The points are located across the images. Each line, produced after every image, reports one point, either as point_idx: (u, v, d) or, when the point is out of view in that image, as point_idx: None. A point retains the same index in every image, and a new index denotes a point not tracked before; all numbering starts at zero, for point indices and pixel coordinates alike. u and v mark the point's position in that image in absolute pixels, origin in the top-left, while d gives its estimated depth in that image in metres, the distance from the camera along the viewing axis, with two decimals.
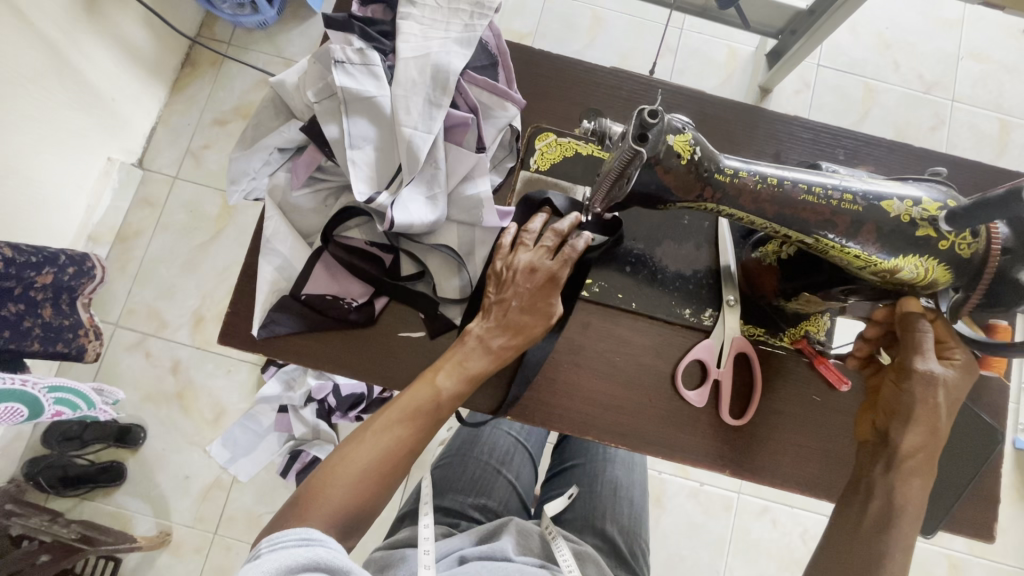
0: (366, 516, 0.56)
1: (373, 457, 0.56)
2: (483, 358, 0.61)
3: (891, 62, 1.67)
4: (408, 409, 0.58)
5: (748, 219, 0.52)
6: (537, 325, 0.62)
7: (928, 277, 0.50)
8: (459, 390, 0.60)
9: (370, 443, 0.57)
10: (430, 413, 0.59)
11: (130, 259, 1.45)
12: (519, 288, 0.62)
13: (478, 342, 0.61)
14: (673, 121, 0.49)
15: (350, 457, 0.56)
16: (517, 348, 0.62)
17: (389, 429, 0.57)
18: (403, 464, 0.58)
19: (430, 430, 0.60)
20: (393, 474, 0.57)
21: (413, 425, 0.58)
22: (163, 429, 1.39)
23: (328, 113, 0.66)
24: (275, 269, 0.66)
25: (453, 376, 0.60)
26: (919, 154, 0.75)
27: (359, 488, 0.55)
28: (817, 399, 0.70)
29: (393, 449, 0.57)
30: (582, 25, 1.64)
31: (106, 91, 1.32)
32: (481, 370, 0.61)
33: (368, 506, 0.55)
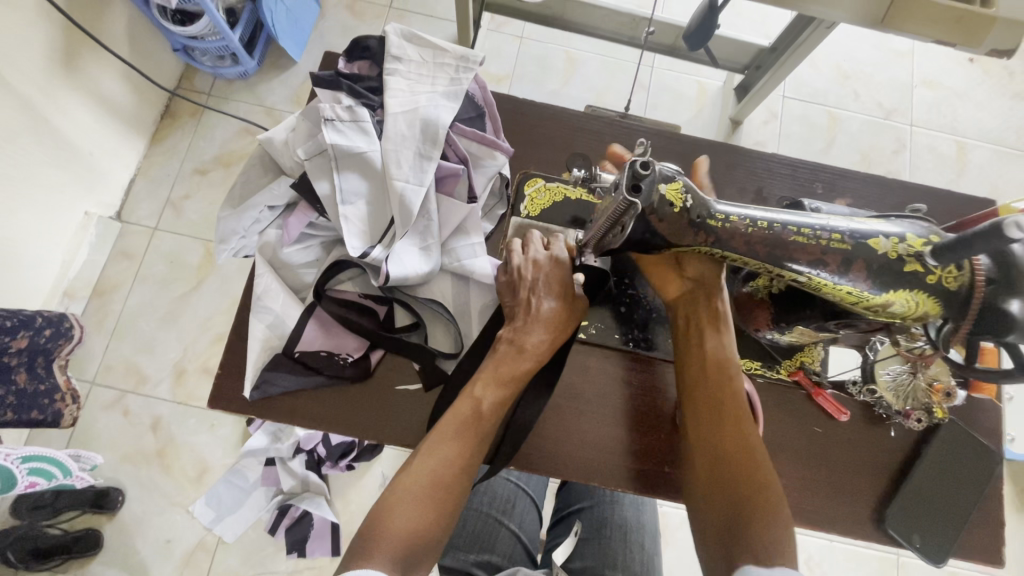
0: (433, 545, 0.53)
1: (430, 481, 0.54)
2: (523, 361, 0.62)
3: (851, 91, 1.76)
4: (454, 426, 0.57)
5: (740, 260, 0.53)
6: (565, 323, 0.65)
7: (919, 310, 0.50)
8: (501, 395, 0.60)
9: (422, 468, 0.55)
10: (479, 425, 0.58)
11: (108, 314, 1.41)
12: (545, 290, 0.64)
13: (515, 347, 0.62)
14: (664, 169, 0.50)
15: (405, 484, 0.54)
16: (553, 340, 0.64)
17: (439, 446, 0.56)
18: (461, 483, 0.55)
19: (481, 443, 0.58)
20: (452, 495, 0.55)
21: (464, 442, 0.57)
22: (143, 491, 1.32)
23: (317, 170, 0.66)
24: (267, 326, 0.65)
25: (495, 382, 0.60)
26: (889, 184, 0.78)
27: (422, 515, 0.53)
28: (818, 430, 0.70)
29: (448, 470, 0.55)
30: (557, 66, 1.71)
31: (84, 147, 1.31)
32: (521, 375, 0.61)
33: (435, 534, 0.53)
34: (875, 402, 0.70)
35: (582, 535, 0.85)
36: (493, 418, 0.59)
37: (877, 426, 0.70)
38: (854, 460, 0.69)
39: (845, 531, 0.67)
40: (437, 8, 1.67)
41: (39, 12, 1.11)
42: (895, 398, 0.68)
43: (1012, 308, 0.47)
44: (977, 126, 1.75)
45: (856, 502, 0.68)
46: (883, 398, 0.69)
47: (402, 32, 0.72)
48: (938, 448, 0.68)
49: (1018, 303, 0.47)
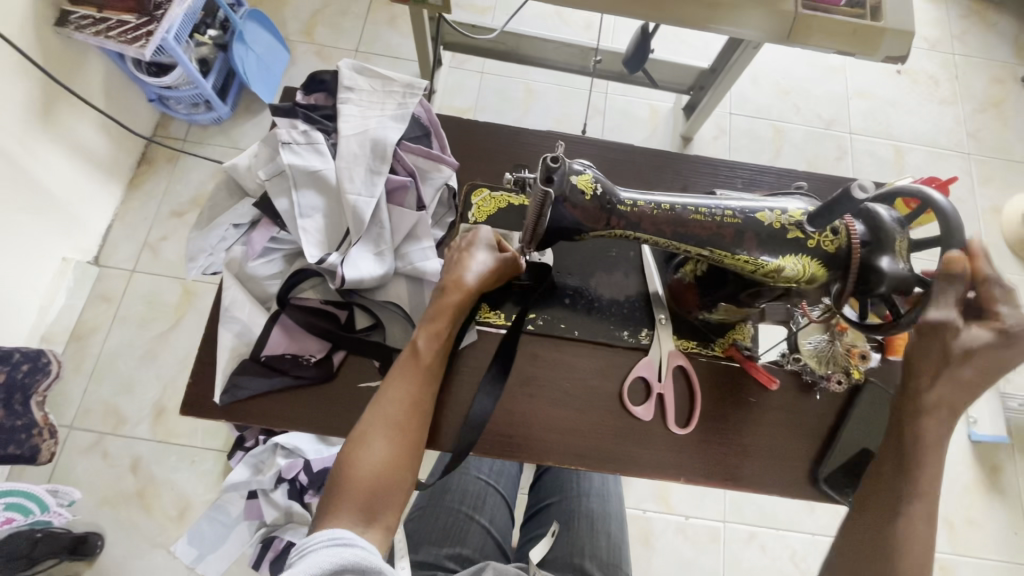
0: (399, 481, 0.58)
1: (382, 424, 0.59)
2: (450, 297, 0.66)
3: (792, 105, 1.89)
4: (398, 375, 0.63)
5: (652, 240, 0.60)
6: (495, 264, 0.69)
7: (807, 272, 0.58)
8: (436, 339, 0.65)
9: (372, 417, 0.60)
10: (417, 365, 0.63)
11: (86, 357, 1.44)
12: (470, 240, 0.70)
13: (444, 287, 0.67)
14: (575, 164, 0.57)
15: (360, 433, 0.59)
16: (480, 285, 0.68)
17: (386, 394, 0.61)
18: (411, 423, 0.61)
19: (425, 384, 0.63)
20: (406, 437, 0.60)
21: (410, 388, 0.62)
22: (124, 533, 1.32)
23: (278, 190, 0.73)
24: (235, 335, 0.70)
25: (428, 323, 0.65)
26: (802, 176, 0.86)
27: (382, 455, 0.58)
28: (753, 400, 0.75)
29: (396, 414, 0.60)
30: (517, 97, 1.82)
31: (62, 194, 1.37)
32: (452, 311, 0.66)
33: (400, 469, 0.58)
34: (802, 370, 0.76)
35: (558, 530, 0.87)
36: (431, 358, 0.64)
37: (806, 393, 0.76)
38: (789, 425, 0.74)
39: (784, 492, 0.72)
40: (401, 50, 1.78)
41: (18, 69, 1.19)
42: (817, 362, 0.75)
43: (882, 264, 0.54)
44: (911, 130, 1.89)
45: (793, 464, 0.73)
46: (807, 364, 0.75)
47: (354, 66, 0.80)
48: (864, 408, 0.74)
49: (888, 259, 0.54)
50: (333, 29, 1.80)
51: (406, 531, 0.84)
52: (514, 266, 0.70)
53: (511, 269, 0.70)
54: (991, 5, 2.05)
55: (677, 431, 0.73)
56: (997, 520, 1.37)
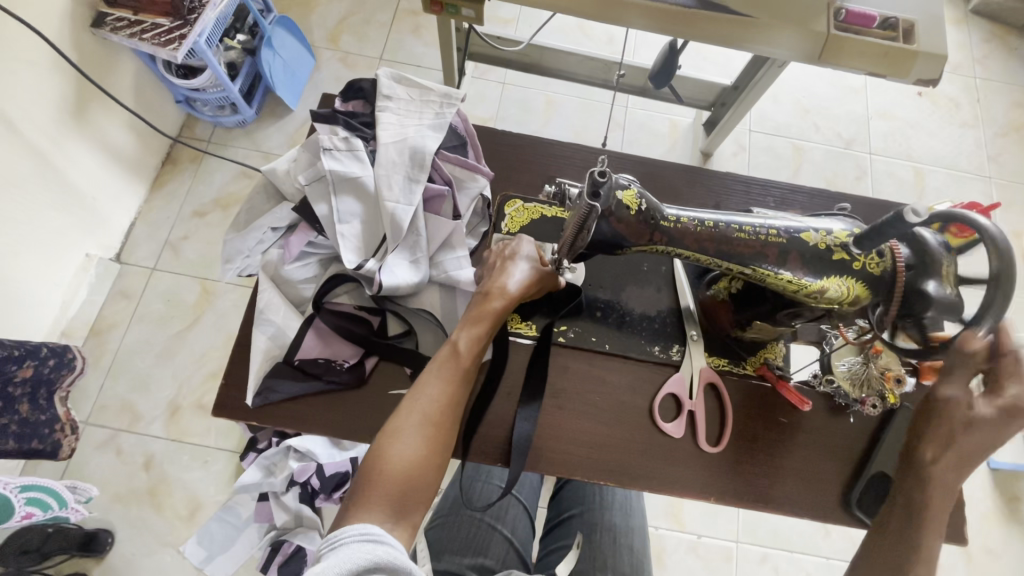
0: (428, 479, 0.57)
1: (418, 420, 0.59)
2: (492, 300, 0.66)
3: (812, 124, 1.89)
4: (435, 370, 0.62)
5: (694, 256, 0.61)
6: (537, 274, 0.69)
7: (851, 294, 0.58)
8: (476, 339, 0.64)
9: (407, 412, 0.59)
10: (457, 365, 0.63)
11: (104, 353, 1.45)
12: (518, 250, 0.70)
13: (487, 291, 0.67)
14: (620, 179, 0.58)
15: (394, 427, 0.58)
16: (523, 293, 0.68)
17: (423, 388, 0.61)
18: (445, 421, 0.60)
19: (462, 382, 0.63)
20: (440, 434, 0.59)
21: (446, 385, 0.61)
22: (134, 531, 1.32)
23: (317, 194, 0.73)
24: (269, 338, 0.70)
25: (469, 323, 0.65)
26: (835, 196, 0.86)
27: (416, 452, 0.57)
28: (785, 420, 0.75)
29: (432, 410, 0.60)
30: (537, 108, 1.83)
31: (88, 192, 1.39)
32: (493, 316, 0.66)
33: (430, 469, 0.58)
34: (834, 392, 0.75)
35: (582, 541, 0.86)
36: (470, 359, 0.64)
37: (838, 415, 0.75)
38: (821, 448, 0.74)
39: (814, 516, 0.71)
40: (424, 60, 1.80)
41: (53, 69, 1.21)
42: (850, 386, 0.73)
43: (928, 288, 0.54)
44: (932, 152, 1.88)
45: (825, 487, 0.72)
46: (840, 387, 0.74)
47: (392, 75, 0.81)
48: (899, 434, 0.73)
49: (933, 284, 0.54)
50: (358, 37, 1.82)
51: (427, 539, 0.84)
52: (549, 279, 0.70)
53: (552, 284, 0.71)
54: (1013, 31, 2.05)
55: (708, 448, 0.72)
56: (1014, 549, 1.35)
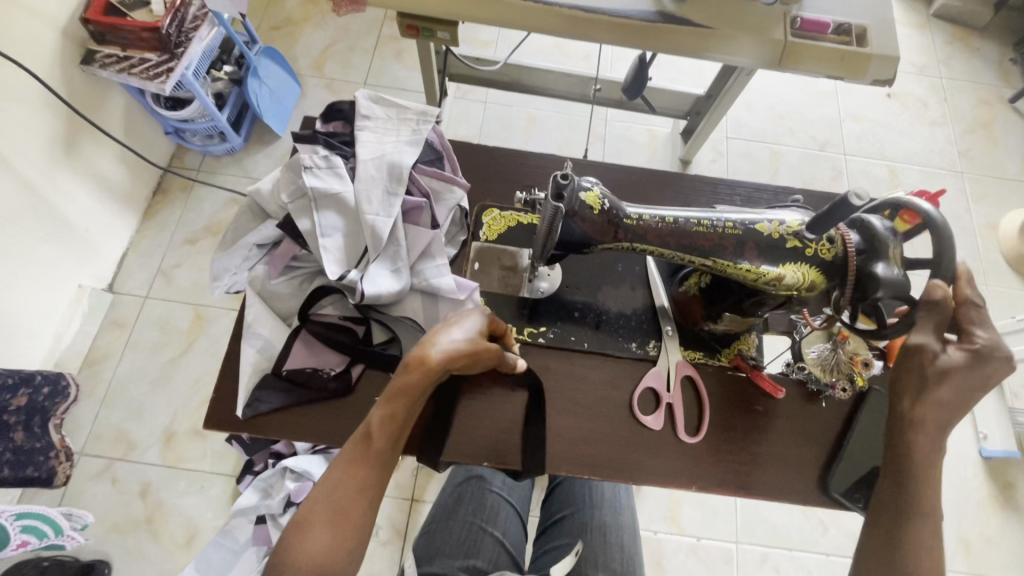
0: (339, 566, 0.58)
1: (325, 508, 0.59)
2: (411, 377, 0.60)
3: (787, 129, 1.95)
4: (348, 450, 0.61)
5: (657, 251, 0.64)
6: (469, 344, 0.63)
7: (807, 280, 0.61)
8: (389, 417, 0.60)
9: (319, 495, 0.59)
10: (368, 446, 0.60)
11: (97, 383, 1.46)
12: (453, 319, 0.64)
13: (408, 363, 0.60)
14: (583, 182, 0.61)
15: (305, 515, 0.58)
16: (449, 363, 0.62)
17: (333, 472, 0.60)
18: (356, 504, 0.59)
19: (375, 463, 0.61)
20: (350, 520, 0.59)
21: (357, 466, 0.60)
22: (130, 561, 1.32)
23: (300, 210, 0.76)
24: (257, 350, 0.72)
25: (384, 403, 0.60)
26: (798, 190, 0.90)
27: (321, 542, 0.57)
28: (761, 408, 0.77)
29: (341, 495, 0.59)
30: (519, 124, 1.89)
31: (79, 224, 1.41)
32: (412, 391, 0.60)
33: (339, 556, 0.58)
34: (807, 378, 0.77)
35: (583, 552, 0.85)
36: (387, 440, 0.61)
37: (812, 402, 0.77)
38: (795, 433, 0.76)
39: (792, 499, 0.73)
40: (407, 83, 1.86)
41: (42, 105, 1.25)
42: (822, 371, 0.77)
43: (878, 270, 0.57)
44: (905, 151, 1.94)
45: (803, 470, 0.74)
46: (812, 373, 0.77)
47: (370, 96, 0.84)
48: (869, 415, 0.76)
49: (883, 265, 0.57)
50: (342, 64, 1.88)
51: (419, 544, 0.85)
52: (487, 347, 0.64)
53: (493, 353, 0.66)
54: (974, 32, 2.13)
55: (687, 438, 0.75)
56: (1011, 538, 1.37)
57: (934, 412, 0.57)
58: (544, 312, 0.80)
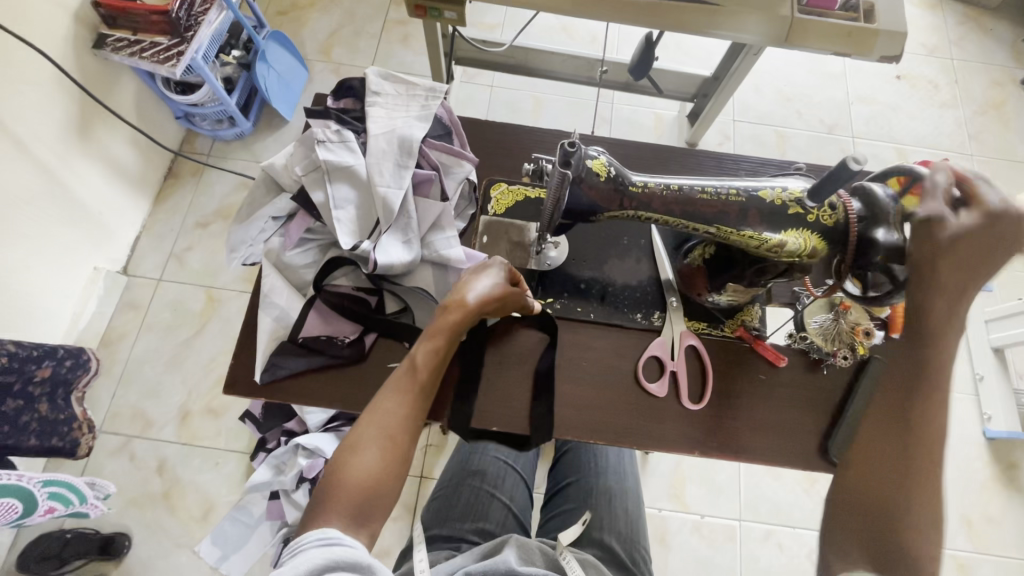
0: (389, 488, 0.61)
1: (374, 435, 0.62)
2: (451, 314, 0.69)
3: (794, 111, 1.95)
4: (394, 382, 0.66)
5: (662, 219, 0.65)
6: (501, 287, 0.72)
7: (809, 246, 0.62)
8: (432, 352, 0.68)
9: (366, 423, 0.63)
10: (412, 378, 0.66)
11: (115, 362, 1.50)
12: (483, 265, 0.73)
13: (448, 304, 0.70)
14: (590, 150, 0.63)
15: (352, 442, 0.62)
16: (485, 304, 0.70)
17: (380, 403, 0.65)
18: (401, 432, 0.63)
19: (419, 395, 0.66)
20: (396, 446, 0.63)
21: (403, 396, 0.65)
22: (149, 533, 1.36)
23: (313, 183, 0.78)
24: (274, 319, 0.75)
25: (426, 339, 0.68)
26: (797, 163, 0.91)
27: (370, 466, 0.60)
28: (763, 376, 0.79)
29: (388, 422, 0.63)
30: (526, 108, 1.89)
31: (94, 207, 1.44)
32: (451, 329, 0.69)
33: (388, 479, 0.61)
34: (809, 348, 0.79)
35: (591, 522, 0.87)
36: (430, 373, 0.67)
37: (813, 370, 0.79)
38: (796, 401, 0.78)
39: (793, 463, 0.75)
40: (414, 66, 1.87)
41: (57, 88, 1.27)
42: (824, 341, 0.78)
43: (878, 236, 0.58)
44: (913, 133, 1.93)
45: (803, 436, 0.76)
46: (814, 342, 0.78)
47: (380, 72, 0.86)
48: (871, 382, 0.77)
49: (883, 231, 0.58)
50: (349, 48, 1.89)
51: (429, 510, 0.88)
52: (517, 292, 0.72)
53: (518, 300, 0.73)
54: (987, 12, 2.10)
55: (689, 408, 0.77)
56: (1013, 515, 1.38)
57: (904, 384, 0.56)
58: (551, 283, 0.82)
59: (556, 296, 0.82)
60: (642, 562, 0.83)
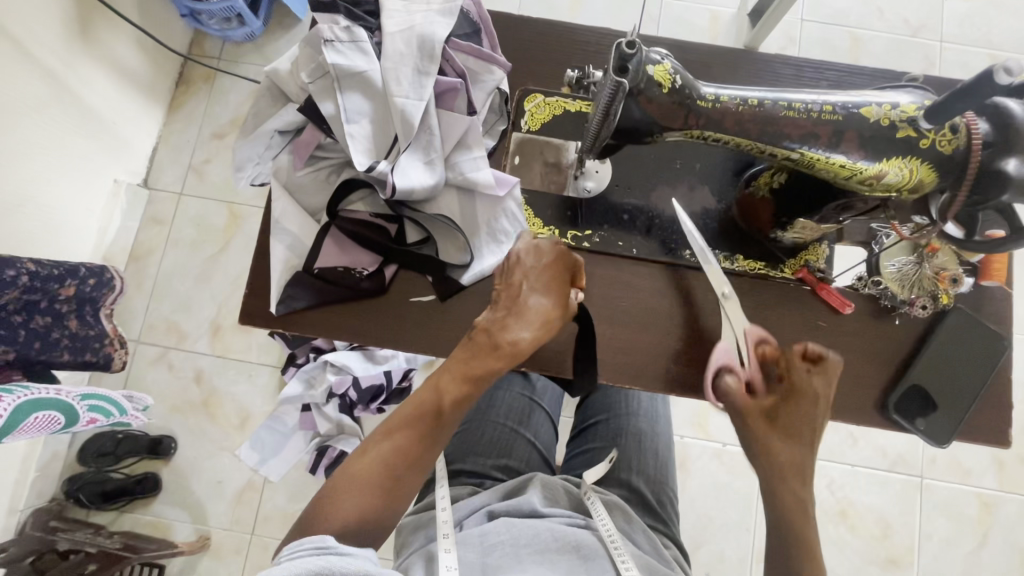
0: (381, 528, 0.60)
1: (381, 464, 0.61)
2: (494, 358, 0.64)
3: (875, 9, 1.64)
4: (410, 412, 0.64)
5: (733, 142, 0.54)
6: (549, 317, 0.65)
7: (913, 179, 0.51)
8: (461, 390, 0.64)
9: (377, 450, 0.62)
10: (433, 416, 0.63)
11: (145, 276, 1.50)
12: (528, 279, 0.66)
13: (488, 340, 0.64)
14: (652, 53, 0.51)
15: (358, 468, 0.61)
16: (535, 335, 0.65)
17: (393, 433, 0.62)
18: (411, 467, 0.62)
19: (434, 430, 0.63)
20: (404, 479, 0.61)
21: (419, 429, 0.63)
22: (193, 437, 1.43)
23: (322, 92, 0.68)
24: (287, 247, 0.69)
25: (455, 378, 0.63)
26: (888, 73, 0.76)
27: (373, 494, 0.60)
28: (823, 324, 0.71)
29: (398, 454, 0.62)
30: (560, 4, 1.65)
31: (107, 115, 1.36)
32: (487, 365, 0.64)
33: (381, 519, 0.60)
34: (880, 294, 0.70)
35: (618, 459, 0.85)
36: (451, 417, 0.64)
37: (882, 319, 0.71)
38: (859, 351, 0.70)
39: (846, 419, 0.69)
40: None
41: None
42: (900, 287, 0.69)
43: (1008, 167, 0.48)
44: (1014, 38, 1.63)
45: (861, 391, 0.69)
46: (888, 289, 0.69)
47: None
48: (948, 334, 0.69)
49: (1015, 161, 0.48)
50: None
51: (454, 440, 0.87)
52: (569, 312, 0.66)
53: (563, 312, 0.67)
54: None
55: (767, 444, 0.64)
56: None
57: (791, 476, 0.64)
58: (589, 212, 0.73)
59: (595, 226, 0.73)
60: (668, 504, 0.83)
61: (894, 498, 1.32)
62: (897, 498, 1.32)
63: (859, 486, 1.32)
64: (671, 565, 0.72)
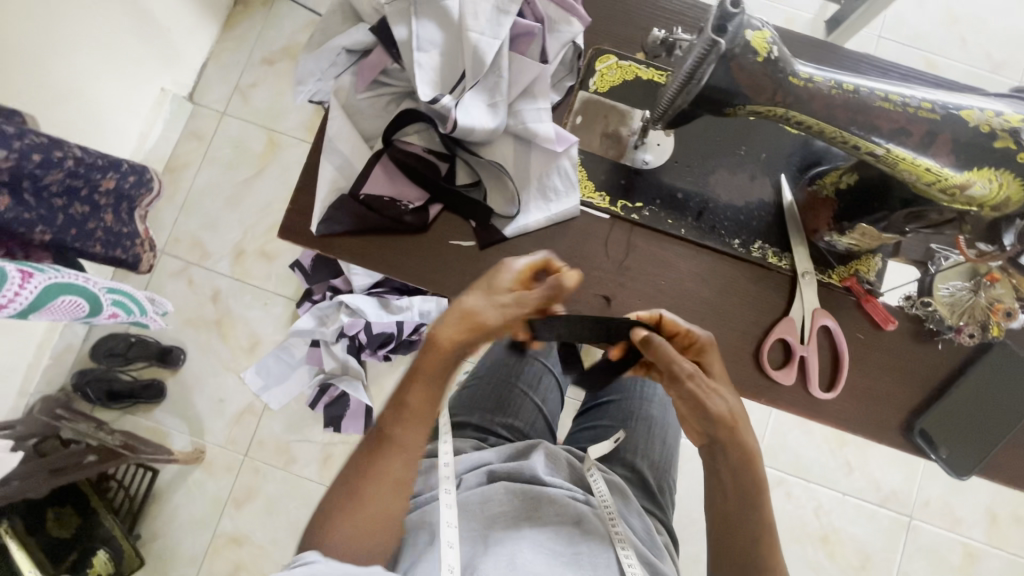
0: (375, 550, 0.57)
1: (349, 489, 0.58)
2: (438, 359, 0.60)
3: (958, 37, 1.54)
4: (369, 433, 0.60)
5: (818, 127, 0.52)
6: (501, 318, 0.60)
7: (1000, 194, 0.50)
8: (415, 398, 0.60)
9: (344, 476, 0.59)
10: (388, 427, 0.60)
11: (178, 189, 1.51)
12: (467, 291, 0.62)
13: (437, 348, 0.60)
14: (754, 18, 0.49)
15: (332, 501, 0.58)
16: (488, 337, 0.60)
17: (355, 457, 0.60)
18: (376, 485, 0.58)
19: (393, 441, 0.59)
20: (376, 500, 0.57)
21: (376, 446, 0.59)
22: (201, 353, 1.45)
23: (397, 15, 0.67)
24: (335, 168, 0.68)
25: (405, 388, 0.60)
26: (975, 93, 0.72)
27: (349, 521, 0.57)
28: (861, 337, 0.69)
29: (364, 473, 0.58)
30: None
31: (164, 22, 1.35)
32: (442, 372, 0.60)
33: (370, 550, 0.57)
34: (927, 316, 0.68)
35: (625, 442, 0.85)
36: (404, 429, 0.59)
37: (924, 342, 0.69)
38: (892, 371, 0.68)
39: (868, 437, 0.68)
40: None
41: None
42: (948, 312, 0.67)
43: None
44: None
45: (888, 412, 0.68)
46: (937, 312, 0.67)
47: None
48: (989, 368, 0.67)
49: None
50: None
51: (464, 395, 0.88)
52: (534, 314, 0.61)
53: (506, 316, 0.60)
54: None
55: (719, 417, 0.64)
56: None
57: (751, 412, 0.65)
58: (641, 184, 0.71)
59: (646, 199, 0.71)
60: (667, 490, 0.84)
61: (878, 532, 1.31)
62: (881, 533, 1.31)
63: (845, 515, 1.32)
64: (663, 552, 0.72)
